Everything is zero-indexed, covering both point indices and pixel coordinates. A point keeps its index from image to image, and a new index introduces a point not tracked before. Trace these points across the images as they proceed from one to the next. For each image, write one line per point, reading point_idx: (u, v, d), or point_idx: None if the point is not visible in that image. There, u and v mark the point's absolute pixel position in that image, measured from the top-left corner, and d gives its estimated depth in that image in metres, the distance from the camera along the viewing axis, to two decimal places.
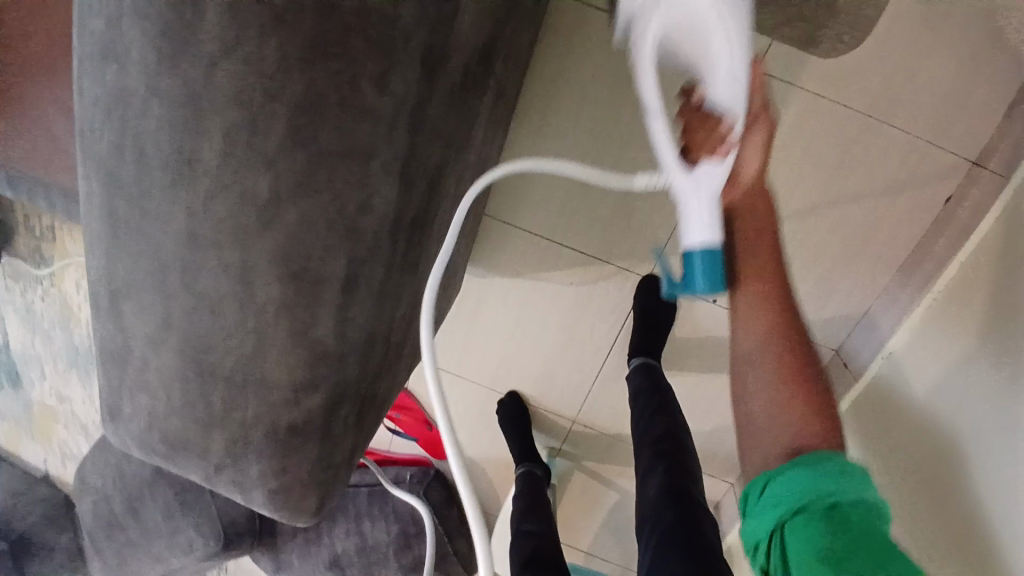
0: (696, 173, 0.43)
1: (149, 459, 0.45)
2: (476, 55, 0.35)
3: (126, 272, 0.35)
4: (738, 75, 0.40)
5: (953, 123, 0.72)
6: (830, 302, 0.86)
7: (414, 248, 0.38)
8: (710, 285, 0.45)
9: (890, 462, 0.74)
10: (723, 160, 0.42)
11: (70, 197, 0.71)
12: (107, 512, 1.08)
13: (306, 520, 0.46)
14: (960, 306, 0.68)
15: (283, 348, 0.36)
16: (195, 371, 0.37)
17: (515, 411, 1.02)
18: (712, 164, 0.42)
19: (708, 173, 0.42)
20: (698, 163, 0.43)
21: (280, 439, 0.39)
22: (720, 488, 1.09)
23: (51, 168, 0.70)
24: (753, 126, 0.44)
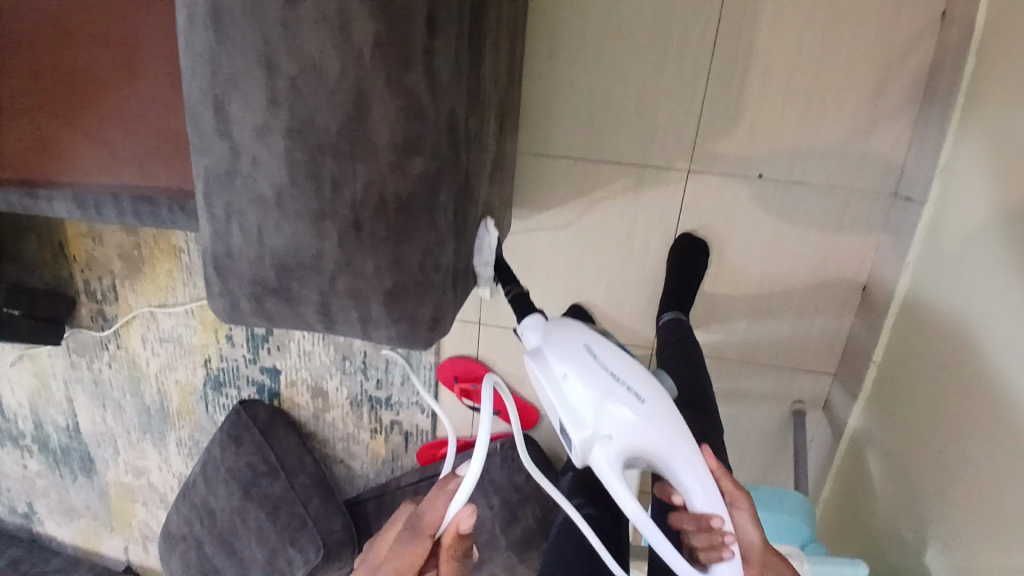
0: (715, 573, 0.56)
1: (261, 305, 0.45)
2: None
3: (231, 64, 0.38)
4: (706, 485, 0.57)
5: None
6: (868, 143, 0.85)
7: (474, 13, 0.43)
8: None
9: (977, 258, 0.70)
10: (731, 555, 0.55)
11: (136, 195, 0.77)
12: (199, 558, 1.06)
13: (422, 342, 0.46)
14: (1005, 72, 0.68)
15: (383, 99, 0.38)
16: (305, 149, 0.39)
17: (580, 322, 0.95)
18: (725, 562, 0.55)
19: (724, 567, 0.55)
20: (712, 564, 0.56)
21: (391, 220, 0.41)
22: (823, 384, 0.99)
23: (120, 172, 0.77)
24: (737, 504, 0.58)
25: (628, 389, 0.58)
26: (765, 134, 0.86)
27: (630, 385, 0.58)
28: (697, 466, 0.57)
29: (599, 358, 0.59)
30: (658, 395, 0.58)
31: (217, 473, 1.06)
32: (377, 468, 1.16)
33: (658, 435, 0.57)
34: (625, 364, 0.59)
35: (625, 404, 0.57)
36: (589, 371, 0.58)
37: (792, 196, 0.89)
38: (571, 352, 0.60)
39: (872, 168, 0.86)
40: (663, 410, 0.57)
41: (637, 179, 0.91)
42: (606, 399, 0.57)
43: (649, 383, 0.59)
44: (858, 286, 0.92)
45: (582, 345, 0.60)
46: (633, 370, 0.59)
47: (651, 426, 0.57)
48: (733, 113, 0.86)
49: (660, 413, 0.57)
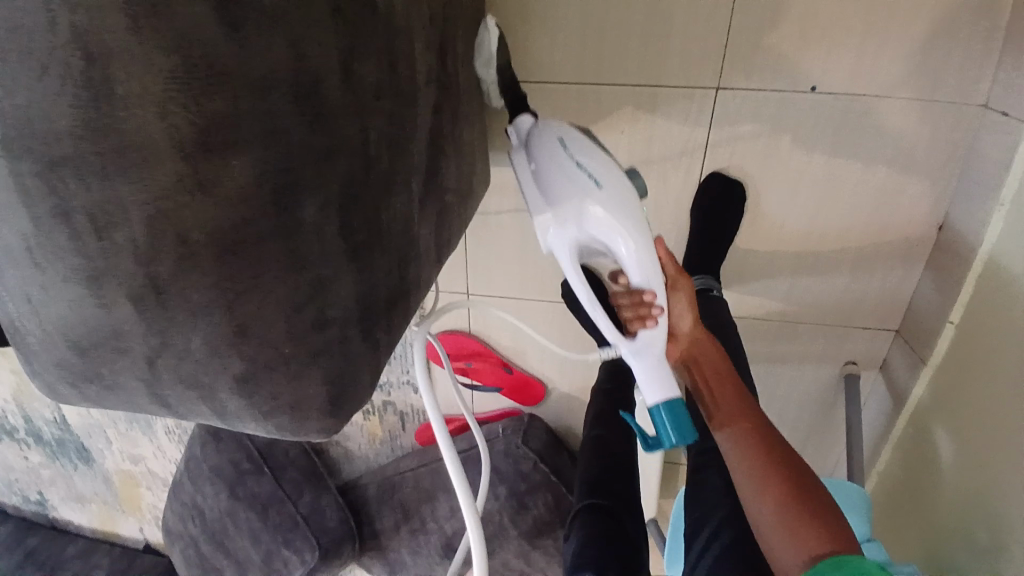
0: (637, 341, 0.49)
1: (80, 397, 0.31)
2: None
3: None
4: (651, 272, 0.47)
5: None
6: (956, 32, 0.62)
7: None
8: (677, 442, 0.49)
9: None
10: (658, 325, 0.48)
11: None
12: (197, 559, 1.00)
13: (316, 425, 0.31)
14: None
15: (138, 65, 0.23)
16: (34, 172, 0.23)
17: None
18: (649, 332, 0.48)
19: (649, 339, 0.49)
20: (636, 331, 0.49)
21: (218, 264, 0.26)
22: (882, 341, 0.81)
23: None
24: (677, 290, 0.56)
25: (591, 176, 0.46)
26: (817, 31, 0.64)
27: (599, 177, 0.47)
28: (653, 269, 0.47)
29: (568, 146, 0.48)
30: (629, 190, 0.47)
31: (200, 472, 0.97)
32: (375, 449, 1.06)
33: (613, 225, 0.46)
34: (601, 159, 0.48)
35: (585, 187, 0.46)
36: (552, 159, 0.48)
37: (853, 113, 0.67)
38: (542, 139, 0.49)
39: (961, 67, 0.63)
40: (624, 200, 0.46)
41: (645, 104, 0.70)
42: (561, 185, 0.47)
43: (620, 177, 0.47)
44: (933, 223, 0.72)
45: (555, 135, 0.49)
46: (606, 162, 0.48)
47: (609, 216, 0.45)
48: (772, 6, 0.63)
49: (627, 203, 0.46)
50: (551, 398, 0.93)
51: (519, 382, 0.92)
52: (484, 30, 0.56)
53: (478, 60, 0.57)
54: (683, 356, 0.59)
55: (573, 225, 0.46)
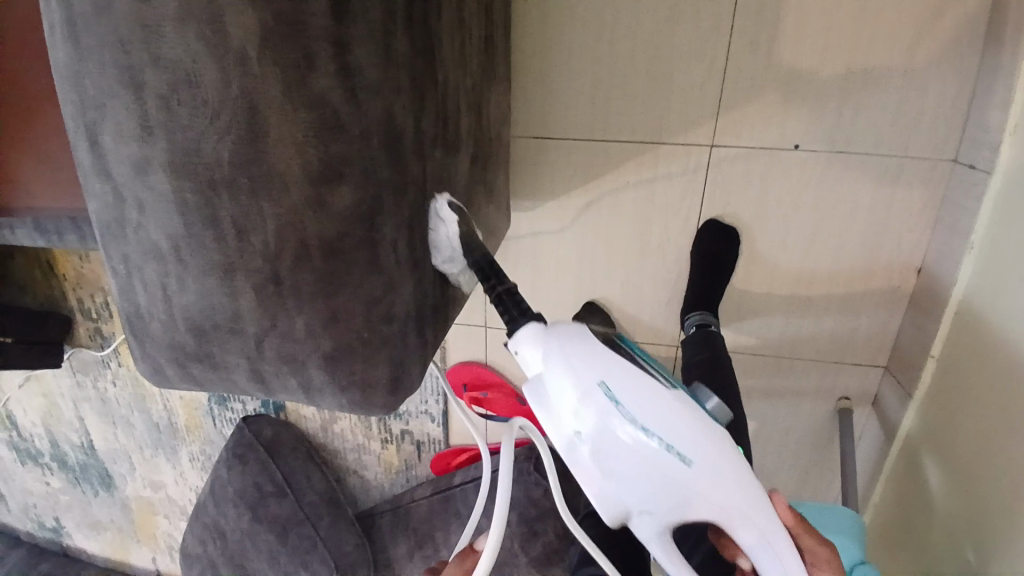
0: None
1: (185, 373, 0.38)
2: None
3: (96, 88, 0.32)
4: (753, 549, 0.45)
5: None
6: (919, 99, 0.71)
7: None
8: None
9: None
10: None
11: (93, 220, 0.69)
12: None
13: (380, 404, 0.38)
14: None
15: (281, 111, 0.30)
16: (194, 188, 0.32)
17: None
18: None
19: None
20: None
21: (319, 266, 0.33)
22: (872, 377, 0.87)
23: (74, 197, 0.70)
24: None
25: (666, 445, 0.41)
26: (798, 98, 0.73)
27: (675, 442, 0.41)
28: (760, 510, 0.45)
29: (620, 402, 0.41)
30: (700, 424, 0.42)
31: (224, 494, 1.02)
32: (390, 478, 1.10)
33: (684, 486, 0.42)
34: (665, 403, 0.42)
35: (670, 462, 0.41)
36: (614, 433, 0.40)
37: (835, 168, 0.76)
38: (576, 393, 0.41)
39: (924, 129, 0.72)
40: (715, 460, 0.42)
41: (649, 158, 0.79)
42: (630, 455, 0.41)
43: (689, 421, 0.42)
44: (913, 267, 0.79)
45: (596, 384, 0.41)
46: (658, 411, 0.41)
47: (705, 481, 0.42)
48: (758, 76, 0.73)
49: (714, 456, 0.42)
50: None
51: (531, 413, 0.98)
52: (438, 226, 0.42)
53: (438, 258, 0.44)
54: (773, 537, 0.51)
55: (641, 499, 0.42)
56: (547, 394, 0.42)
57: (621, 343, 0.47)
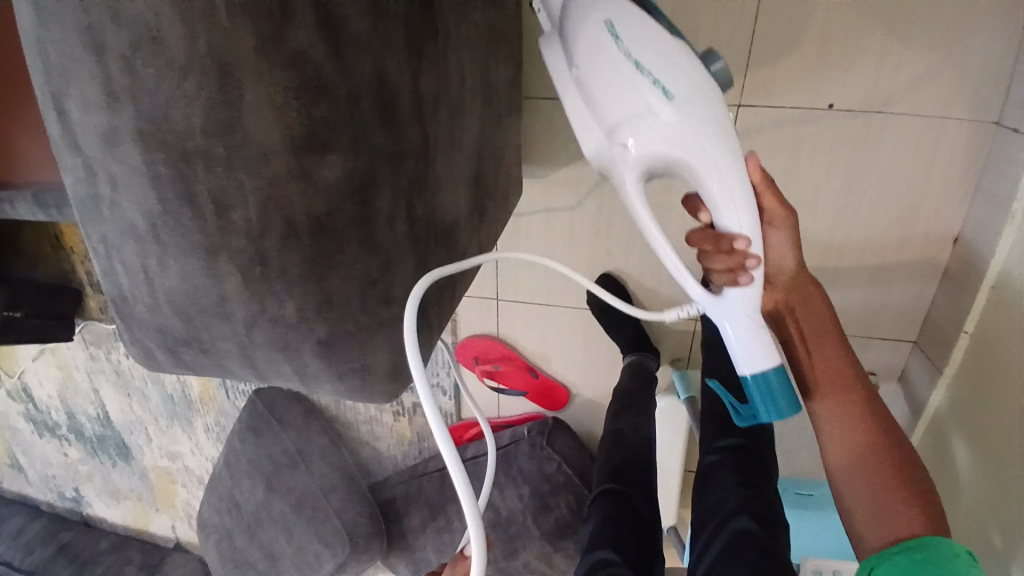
0: (724, 297, 0.43)
1: (177, 359, 0.36)
2: None
3: (54, 46, 0.27)
4: (743, 211, 0.40)
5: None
6: (965, 54, 0.65)
7: None
8: (785, 412, 0.44)
9: None
10: (751, 281, 0.42)
11: None
12: (231, 552, 1.03)
13: (381, 388, 0.36)
14: None
15: (256, 73, 0.26)
16: (169, 162, 0.28)
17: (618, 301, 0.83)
18: (740, 290, 0.42)
19: (742, 297, 0.42)
20: (724, 287, 0.43)
21: (308, 248, 0.30)
22: (901, 352, 0.84)
23: None
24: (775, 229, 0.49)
25: (657, 84, 0.37)
26: (831, 54, 0.68)
27: (671, 84, 0.37)
28: (745, 204, 0.40)
29: (621, 37, 0.38)
30: (700, 84, 0.38)
31: (239, 466, 1.02)
32: (404, 450, 1.10)
33: (694, 146, 0.38)
34: (664, 52, 0.37)
35: (655, 107, 0.37)
36: (603, 63, 0.38)
37: (870, 131, 0.71)
38: (582, 28, 0.39)
39: (970, 87, 0.66)
40: (704, 117, 0.38)
41: None
42: (611, 99, 0.38)
43: (691, 72, 0.38)
44: (949, 236, 0.75)
45: (599, 16, 0.38)
46: (671, 59, 0.37)
47: (684, 134, 0.38)
48: (788, 30, 0.67)
49: (706, 114, 0.38)
50: (574, 404, 0.97)
51: (544, 386, 0.96)
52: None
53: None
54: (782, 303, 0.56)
55: (643, 154, 0.39)
56: (562, 39, 0.41)
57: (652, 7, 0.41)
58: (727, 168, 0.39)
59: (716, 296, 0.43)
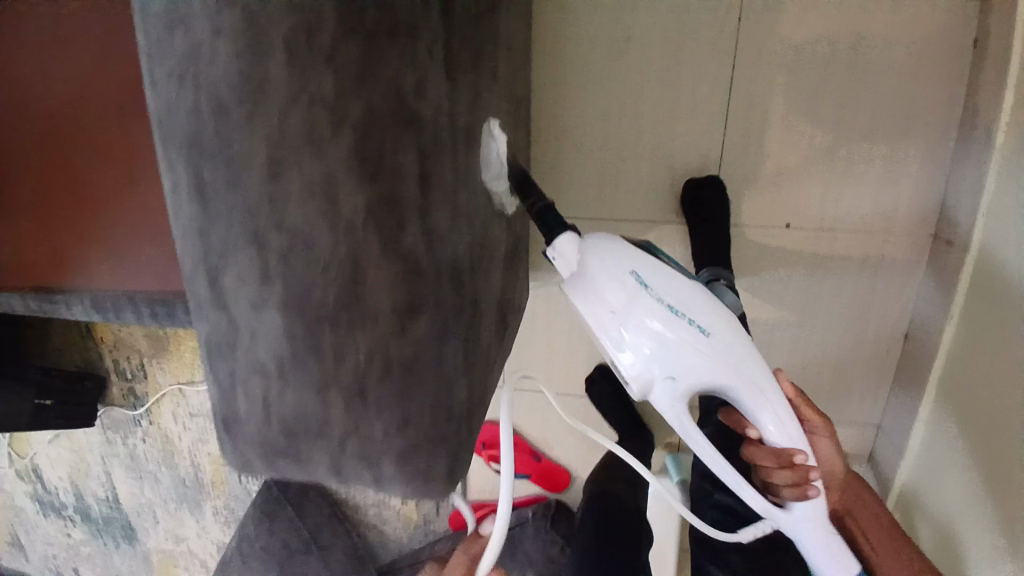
0: (791, 512, 0.63)
1: (271, 464, 0.44)
2: None
3: (219, 239, 0.36)
4: (782, 414, 0.58)
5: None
6: (894, 186, 0.80)
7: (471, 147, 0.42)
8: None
9: None
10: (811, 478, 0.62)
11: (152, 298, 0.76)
12: None
13: (439, 489, 0.44)
14: None
15: (378, 265, 0.36)
16: (302, 324, 0.37)
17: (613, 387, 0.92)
18: (802, 507, 0.63)
19: (810, 508, 0.63)
20: (789, 504, 0.63)
21: (398, 382, 0.39)
22: (866, 434, 0.93)
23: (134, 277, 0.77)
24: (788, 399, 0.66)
25: (696, 325, 0.53)
26: (789, 184, 0.82)
27: (696, 316, 0.53)
28: (788, 412, 0.59)
29: (649, 286, 0.51)
30: (719, 311, 0.55)
31: (253, 552, 1.05)
32: (409, 532, 1.15)
33: (731, 364, 0.54)
34: (689, 294, 0.53)
35: (701, 342, 0.53)
36: (649, 314, 0.51)
37: (824, 245, 0.84)
38: (616, 287, 0.51)
39: (904, 210, 0.81)
40: (728, 328, 0.55)
41: (656, 235, 0.87)
42: (660, 344, 0.52)
43: (709, 309, 0.54)
44: (899, 333, 0.87)
45: (628, 273, 0.51)
46: (693, 303, 0.53)
47: (724, 353, 0.54)
48: (752, 165, 0.82)
49: (729, 328, 0.55)
50: (576, 486, 1.04)
51: (547, 469, 1.03)
52: (489, 143, 0.54)
53: (488, 171, 0.55)
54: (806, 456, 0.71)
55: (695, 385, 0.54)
56: (589, 289, 0.52)
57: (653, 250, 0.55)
58: (762, 388, 0.57)
59: (786, 510, 0.64)
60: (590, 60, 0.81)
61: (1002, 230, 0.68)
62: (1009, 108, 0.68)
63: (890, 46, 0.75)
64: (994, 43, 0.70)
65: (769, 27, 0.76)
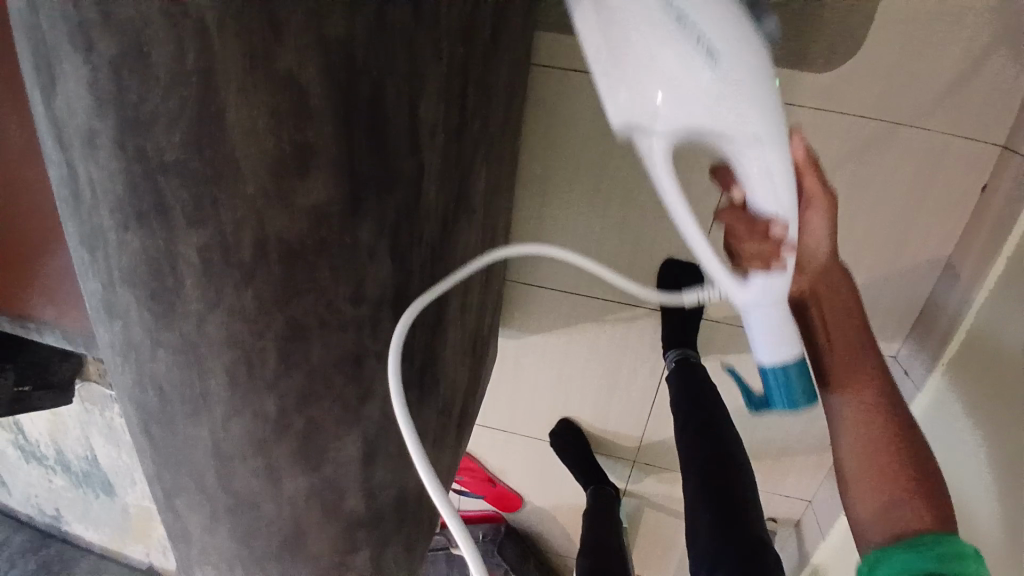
0: (749, 285, 0.42)
1: None
2: (438, 222, 0.39)
3: (171, 477, 0.37)
4: (782, 194, 0.37)
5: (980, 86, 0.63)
6: (875, 307, 0.79)
7: (425, 372, 0.42)
8: (802, 405, 0.46)
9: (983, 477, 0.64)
10: (782, 270, 0.40)
11: None
12: None
13: None
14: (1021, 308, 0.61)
15: (320, 526, 0.37)
16: (246, 557, 0.39)
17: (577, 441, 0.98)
18: (768, 278, 0.40)
19: (770, 288, 0.41)
20: (751, 274, 0.41)
21: None
22: (797, 507, 0.98)
23: None
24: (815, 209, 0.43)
25: (707, 50, 0.31)
26: None
27: (721, 46, 0.31)
28: (787, 185, 0.37)
29: (682, 12, 0.31)
30: (758, 66, 0.33)
31: None
32: None
33: (749, 128, 0.33)
34: (719, 12, 0.31)
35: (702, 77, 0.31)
36: (648, 37, 0.31)
37: None
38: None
39: (875, 326, 0.80)
40: (760, 92, 0.33)
41: (627, 315, 0.87)
42: (649, 71, 0.31)
43: (748, 48, 0.32)
44: None
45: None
46: (729, 28, 0.31)
47: (744, 104, 0.32)
48: None
49: (758, 64, 0.33)
50: (526, 509, 1.11)
51: (500, 494, 1.09)
52: None
53: None
54: (808, 289, 0.50)
55: (684, 135, 0.33)
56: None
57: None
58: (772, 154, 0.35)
59: (742, 283, 0.42)
60: (580, 141, 0.76)
61: (958, 396, 0.70)
62: (1000, 276, 0.65)
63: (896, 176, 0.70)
64: (1000, 201, 0.66)
65: None
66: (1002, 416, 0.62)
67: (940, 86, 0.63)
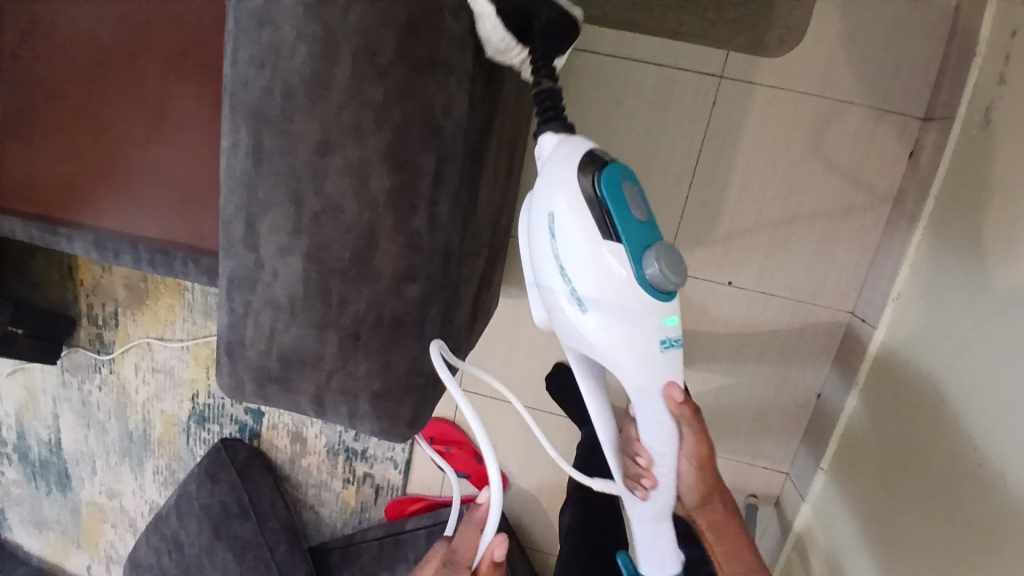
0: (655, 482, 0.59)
1: (261, 391, 0.52)
2: None
3: (265, 195, 0.45)
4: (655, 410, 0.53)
5: (896, 67, 0.83)
6: (834, 262, 0.91)
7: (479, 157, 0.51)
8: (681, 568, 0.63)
9: (981, 309, 0.67)
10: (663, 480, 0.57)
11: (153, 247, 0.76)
12: None
13: (403, 433, 0.52)
14: (957, 225, 0.74)
15: (390, 236, 0.45)
16: (317, 272, 0.46)
17: (571, 387, 1.00)
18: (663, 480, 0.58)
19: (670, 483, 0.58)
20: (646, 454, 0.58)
21: (386, 331, 0.48)
22: (776, 481, 1.03)
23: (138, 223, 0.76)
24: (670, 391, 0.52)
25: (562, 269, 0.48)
26: (739, 244, 0.92)
27: (583, 285, 0.48)
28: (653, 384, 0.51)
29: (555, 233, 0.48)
30: (620, 278, 0.47)
31: (192, 508, 1.12)
32: (344, 518, 1.20)
33: (607, 333, 0.49)
34: (602, 234, 0.46)
35: (564, 293, 0.49)
36: (543, 257, 0.49)
37: (758, 304, 0.94)
38: (545, 208, 0.48)
39: (833, 284, 0.92)
40: (620, 294, 0.47)
41: None
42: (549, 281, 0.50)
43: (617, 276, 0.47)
44: (814, 391, 0.97)
45: (545, 212, 0.48)
46: (601, 262, 0.46)
47: (612, 294, 0.47)
48: (714, 221, 0.92)
49: (621, 321, 0.48)
50: (510, 491, 1.12)
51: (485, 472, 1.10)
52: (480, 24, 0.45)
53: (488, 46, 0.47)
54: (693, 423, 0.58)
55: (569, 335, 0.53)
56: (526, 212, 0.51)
57: (606, 201, 0.46)
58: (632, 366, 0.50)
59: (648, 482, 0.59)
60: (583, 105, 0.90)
61: (907, 316, 0.80)
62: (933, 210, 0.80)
63: (840, 143, 0.87)
64: (925, 157, 0.82)
65: (741, 109, 0.87)
66: (965, 295, 0.70)
67: (869, 65, 0.84)
